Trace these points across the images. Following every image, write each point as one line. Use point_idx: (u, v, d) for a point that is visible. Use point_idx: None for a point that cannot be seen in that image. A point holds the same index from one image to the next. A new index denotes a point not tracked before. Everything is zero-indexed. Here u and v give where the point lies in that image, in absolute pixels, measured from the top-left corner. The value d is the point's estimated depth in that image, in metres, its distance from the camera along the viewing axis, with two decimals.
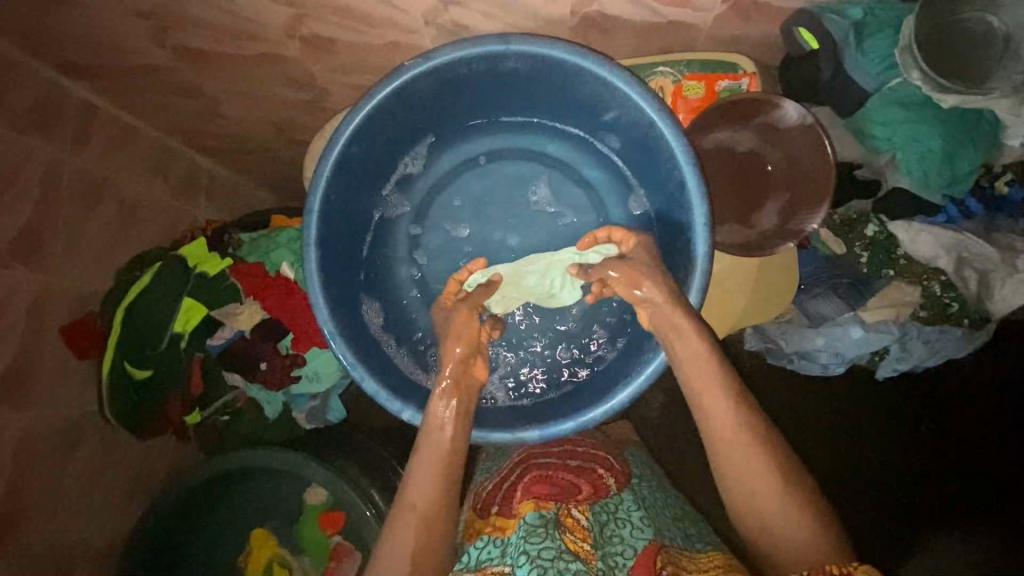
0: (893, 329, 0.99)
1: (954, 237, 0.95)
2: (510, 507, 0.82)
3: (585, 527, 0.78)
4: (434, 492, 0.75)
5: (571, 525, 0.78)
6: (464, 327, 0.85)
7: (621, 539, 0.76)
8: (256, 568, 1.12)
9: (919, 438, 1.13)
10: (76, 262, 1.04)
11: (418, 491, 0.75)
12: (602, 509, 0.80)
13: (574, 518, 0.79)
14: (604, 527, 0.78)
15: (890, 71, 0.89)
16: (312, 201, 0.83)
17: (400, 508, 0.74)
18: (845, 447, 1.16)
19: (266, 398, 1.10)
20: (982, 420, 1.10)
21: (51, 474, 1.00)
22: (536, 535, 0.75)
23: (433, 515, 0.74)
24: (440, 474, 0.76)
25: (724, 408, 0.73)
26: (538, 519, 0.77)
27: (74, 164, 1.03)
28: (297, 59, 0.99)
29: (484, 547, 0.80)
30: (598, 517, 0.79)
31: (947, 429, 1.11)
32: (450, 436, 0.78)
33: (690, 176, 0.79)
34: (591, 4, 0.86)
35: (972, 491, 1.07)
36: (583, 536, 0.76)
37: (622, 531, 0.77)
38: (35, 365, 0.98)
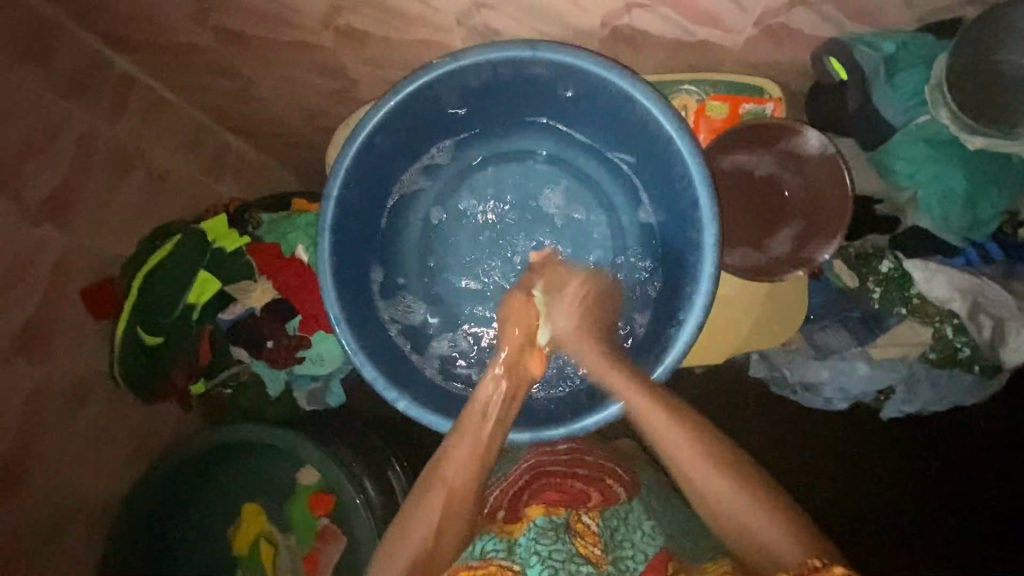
0: (901, 368, 0.99)
1: (970, 281, 0.93)
2: (519, 509, 0.85)
3: (594, 532, 0.82)
4: (466, 474, 0.76)
5: (581, 531, 0.82)
6: (526, 313, 0.88)
7: (632, 544, 0.81)
8: (245, 538, 1.16)
9: (928, 472, 1.16)
10: (102, 227, 1.08)
11: (450, 467, 0.77)
12: (612, 515, 0.85)
13: (584, 524, 0.83)
14: (615, 532, 0.83)
15: (917, 109, 0.88)
16: (330, 186, 0.85)
17: (433, 481, 0.77)
18: (848, 475, 1.18)
19: (270, 375, 1.12)
20: (988, 461, 1.14)
21: (59, 428, 1.03)
22: (546, 536, 0.80)
23: (464, 494, 0.76)
24: (476, 455, 0.77)
25: (679, 432, 0.76)
26: (547, 522, 0.81)
27: (108, 132, 1.07)
28: (331, 48, 1.02)
29: (487, 541, 0.82)
30: (608, 523, 0.84)
31: (954, 465, 1.15)
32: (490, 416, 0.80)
33: (704, 197, 0.79)
34: (622, 18, 0.87)
35: (971, 526, 1.15)
36: (593, 540, 0.81)
37: (632, 536, 0.83)
38: (54, 320, 1.01)
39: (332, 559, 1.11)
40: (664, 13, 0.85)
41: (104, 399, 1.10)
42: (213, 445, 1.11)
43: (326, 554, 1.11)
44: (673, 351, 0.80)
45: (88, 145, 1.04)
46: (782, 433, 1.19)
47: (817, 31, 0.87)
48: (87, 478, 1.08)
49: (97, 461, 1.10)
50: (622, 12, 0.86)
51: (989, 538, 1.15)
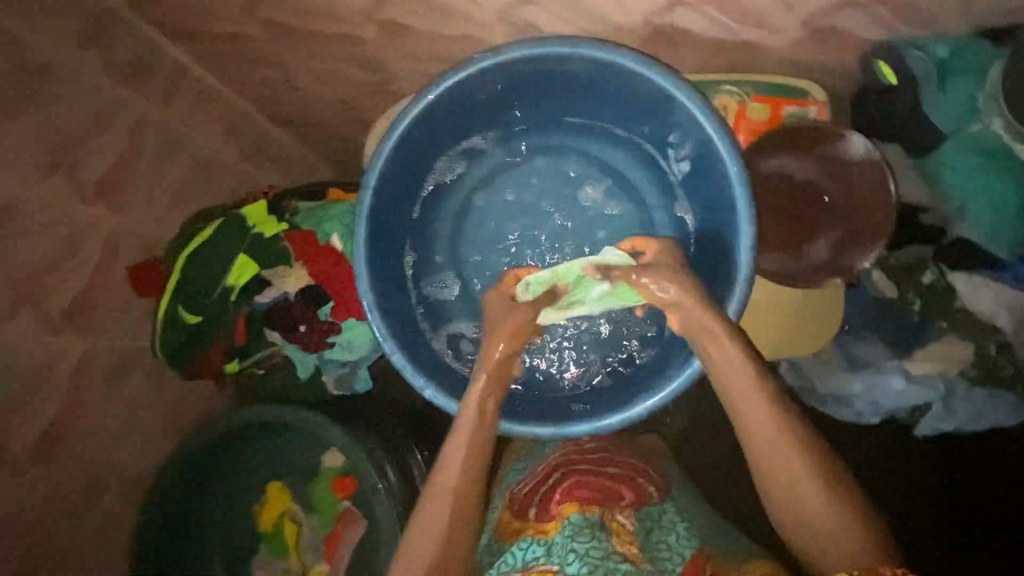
0: (938, 384, 0.95)
1: (1017, 297, 0.89)
2: (552, 510, 0.85)
3: (630, 531, 0.82)
4: (462, 480, 0.79)
5: (616, 529, 0.82)
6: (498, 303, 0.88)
7: (669, 547, 0.82)
8: (270, 517, 1.20)
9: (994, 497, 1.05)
10: (149, 208, 1.12)
11: (446, 475, 0.78)
12: (647, 516, 0.85)
13: (619, 523, 0.83)
14: (650, 533, 0.83)
15: (969, 116, 0.85)
16: (369, 175, 0.86)
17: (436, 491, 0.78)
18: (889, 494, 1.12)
19: (301, 359, 1.16)
20: None
21: (102, 398, 1.08)
22: (582, 534, 0.80)
23: (463, 496, 0.78)
24: (467, 459, 0.79)
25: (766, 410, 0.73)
26: (583, 520, 0.81)
27: (158, 117, 1.12)
28: (372, 41, 1.04)
29: (527, 547, 0.83)
30: (642, 522, 0.84)
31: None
32: (478, 416, 0.80)
33: (742, 199, 0.77)
34: (663, 16, 0.87)
35: None
36: (629, 539, 0.81)
37: (668, 537, 0.83)
38: (102, 295, 1.06)
39: (353, 541, 1.15)
40: (707, 12, 0.84)
41: (143, 373, 1.15)
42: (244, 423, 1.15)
43: (347, 535, 1.15)
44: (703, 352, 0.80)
45: (139, 130, 1.09)
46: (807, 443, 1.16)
47: (866, 33, 0.85)
48: (126, 447, 1.13)
49: (135, 431, 1.15)
50: (665, 11, 0.86)
51: None
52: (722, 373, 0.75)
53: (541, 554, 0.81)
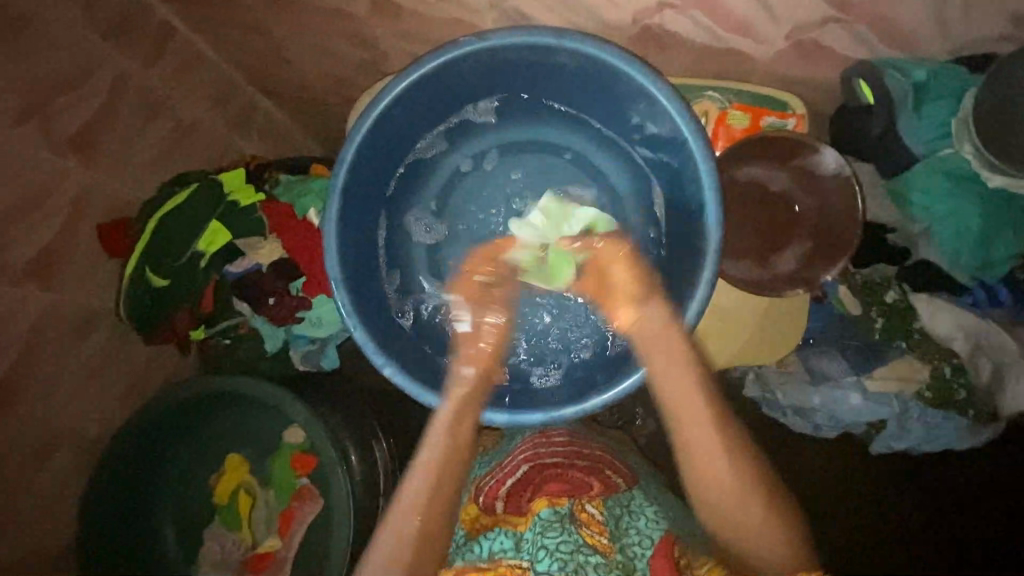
0: (893, 403, 0.97)
1: (975, 322, 0.91)
2: (522, 505, 0.87)
3: (600, 522, 0.84)
4: (431, 512, 0.77)
5: (586, 520, 0.84)
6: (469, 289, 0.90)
7: (638, 530, 0.84)
8: (225, 488, 1.20)
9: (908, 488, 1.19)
10: (125, 167, 1.11)
11: (410, 501, 0.77)
12: (615, 503, 0.87)
13: (589, 514, 0.85)
14: (619, 520, 0.85)
15: (942, 141, 0.86)
16: (345, 150, 0.86)
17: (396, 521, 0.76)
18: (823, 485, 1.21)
19: (269, 332, 1.15)
20: (964, 478, 1.18)
21: (62, 355, 1.06)
22: (552, 529, 0.82)
23: (433, 522, 0.77)
24: (438, 492, 0.78)
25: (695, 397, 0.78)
26: (553, 514, 0.84)
27: (141, 75, 1.11)
28: (363, 18, 1.04)
29: (497, 538, 0.85)
30: (613, 511, 0.86)
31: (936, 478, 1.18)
32: (445, 448, 0.79)
33: (712, 203, 0.78)
34: (652, 16, 0.87)
35: (947, 538, 1.19)
36: (599, 530, 0.83)
37: (637, 523, 0.84)
38: (68, 251, 1.05)
39: (307, 518, 1.16)
40: (694, 16, 0.85)
41: (106, 334, 1.13)
42: (211, 391, 1.14)
43: (301, 514, 1.16)
44: (662, 352, 0.80)
45: (120, 87, 1.08)
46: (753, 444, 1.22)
47: (848, 49, 0.86)
48: (83, 408, 1.12)
49: (93, 393, 1.13)
50: (654, 10, 0.86)
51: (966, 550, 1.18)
52: (663, 379, 0.80)
53: (513, 551, 0.83)
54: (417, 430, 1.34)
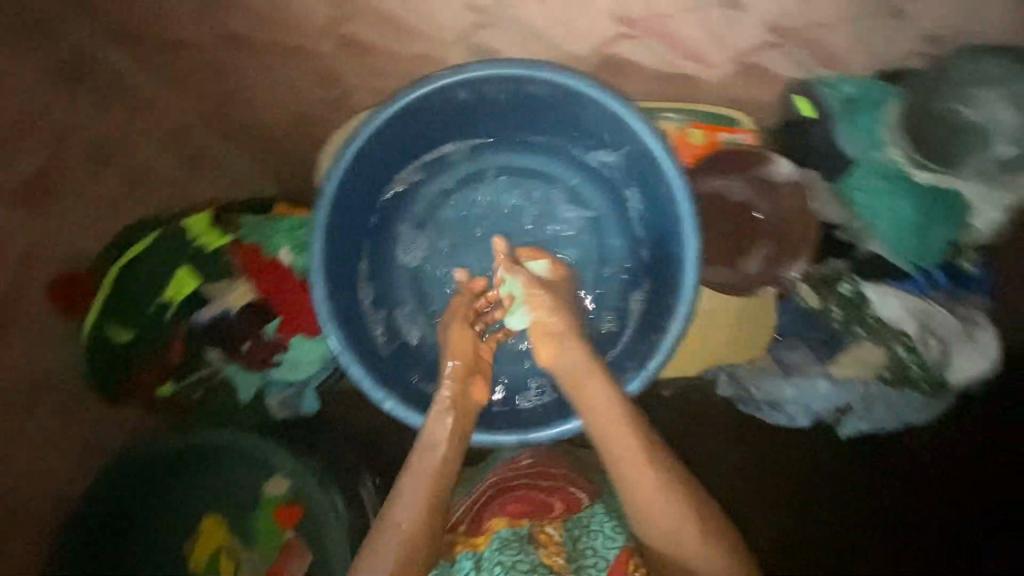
0: (857, 386, 1.06)
1: (920, 303, 1.00)
2: (483, 525, 0.88)
3: (558, 542, 0.86)
4: (422, 517, 0.74)
5: (544, 540, 0.85)
6: (463, 337, 0.88)
7: (595, 551, 0.84)
8: (201, 554, 1.10)
9: (884, 473, 1.24)
10: (78, 218, 1.05)
11: (406, 512, 0.74)
12: (575, 525, 0.88)
13: (547, 535, 0.86)
14: (577, 540, 0.86)
15: (874, 145, 0.95)
16: (325, 185, 0.86)
17: (385, 533, 0.73)
18: (804, 481, 1.24)
19: (242, 380, 1.10)
20: (938, 459, 1.22)
21: (11, 425, 0.97)
22: (510, 547, 0.83)
23: (424, 532, 0.74)
24: (430, 498, 0.75)
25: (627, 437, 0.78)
26: (511, 534, 0.85)
27: (91, 121, 1.06)
28: (332, 57, 1.07)
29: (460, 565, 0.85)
30: (571, 532, 0.87)
31: (908, 460, 1.24)
32: (443, 458, 0.78)
33: (687, 213, 0.83)
34: (609, 45, 0.97)
35: (925, 517, 1.23)
36: (556, 550, 0.84)
37: (595, 543, 0.85)
38: (21, 308, 0.98)
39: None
40: (647, 43, 0.97)
41: (59, 401, 1.04)
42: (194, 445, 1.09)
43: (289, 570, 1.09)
44: (658, 357, 0.83)
45: (69, 135, 1.04)
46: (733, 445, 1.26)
47: (783, 68, 0.98)
48: (35, 482, 1.02)
49: (46, 465, 1.03)
50: (613, 40, 0.97)
51: (944, 528, 1.23)
52: (596, 420, 0.80)
53: (472, 571, 0.84)
54: None
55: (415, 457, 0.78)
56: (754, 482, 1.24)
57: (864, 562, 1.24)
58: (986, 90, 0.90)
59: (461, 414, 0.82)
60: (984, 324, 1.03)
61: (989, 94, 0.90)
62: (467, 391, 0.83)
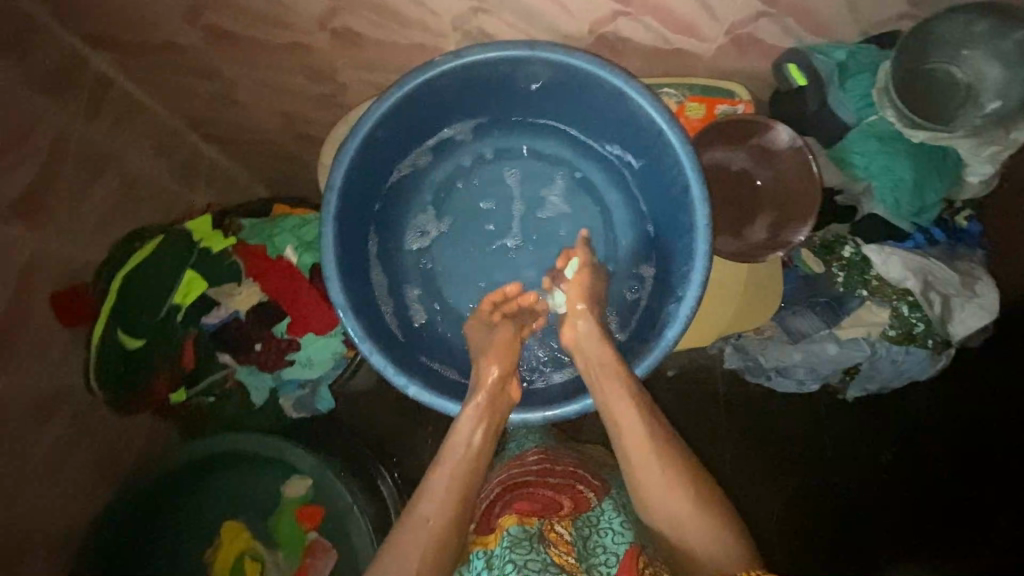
0: (864, 346, 1.08)
1: (920, 261, 1.04)
2: (492, 521, 0.83)
3: (568, 541, 0.80)
4: (456, 498, 0.74)
5: (555, 539, 0.80)
6: (506, 346, 0.88)
7: (605, 548, 0.81)
8: (224, 563, 1.08)
9: (885, 430, 1.28)
10: (74, 229, 1.04)
11: (430, 499, 0.73)
12: (583, 523, 0.84)
13: (557, 533, 0.81)
14: (587, 539, 0.82)
15: (867, 109, 0.99)
16: (333, 176, 0.85)
17: (418, 514, 0.73)
18: (805, 442, 1.29)
19: (256, 381, 1.09)
20: (934, 412, 1.28)
21: (22, 447, 0.94)
22: (521, 546, 0.77)
23: (456, 516, 0.73)
24: (459, 483, 0.75)
25: (637, 424, 0.78)
26: (521, 532, 0.78)
27: (82, 131, 1.03)
28: (324, 51, 1.03)
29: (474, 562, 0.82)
30: (581, 531, 0.83)
31: (907, 416, 1.28)
32: (474, 439, 0.78)
33: (695, 182, 0.84)
34: (607, 25, 0.94)
35: (928, 474, 1.28)
36: (566, 549, 0.79)
37: (605, 540, 0.82)
38: (21, 327, 0.95)
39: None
40: (646, 22, 0.93)
41: (68, 416, 1.03)
42: (229, 450, 1.10)
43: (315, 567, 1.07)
44: (676, 325, 0.84)
45: (59, 145, 0.99)
46: (736, 414, 1.30)
47: (778, 40, 0.97)
48: (50, 502, 1.00)
49: (59, 482, 1.02)
50: (609, 19, 0.93)
51: (946, 483, 1.27)
52: (609, 407, 0.81)
53: (484, 570, 0.80)
54: (412, 465, 1.29)
55: (444, 445, 0.78)
56: (754, 450, 1.29)
57: (873, 521, 1.28)
58: (970, 49, 0.96)
59: (491, 389, 0.83)
60: (984, 277, 1.08)
61: (973, 53, 0.96)
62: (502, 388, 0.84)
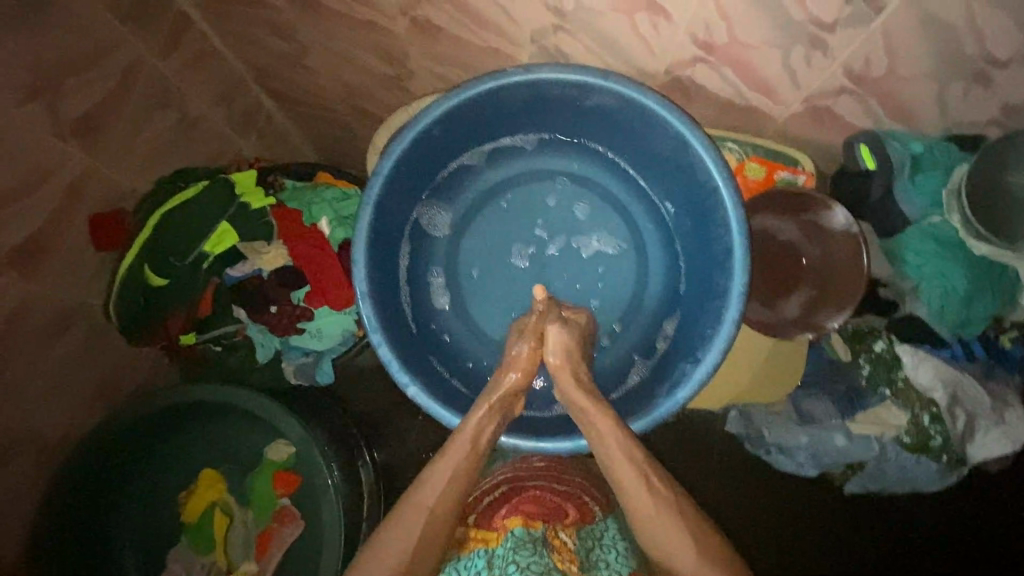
0: (874, 446, 1.04)
1: (953, 374, 1.00)
2: (496, 520, 0.87)
3: (571, 549, 0.84)
4: (444, 506, 0.75)
5: (558, 546, 0.84)
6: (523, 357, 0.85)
7: (606, 564, 0.83)
8: (197, 505, 1.12)
9: (881, 532, 1.23)
10: (126, 158, 1.06)
11: (421, 500, 0.74)
12: (587, 535, 0.88)
13: (561, 541, 0.85)
14: (590, 551, 0.85)
15: (933, 208, 0.96)
16: (381, 164, 0.86)
17: (402, 524, 0.73)
18: (795, 525, 1.24)
19: (262, 340, 1.10)
20: (937, 526, 1.21)
21: (34, 354, 0.98)
22: (525, 549, 0.80)
23: (446, 520, 0.74)
24: (453, 486, 0.76)
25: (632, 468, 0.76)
26: (526, 535, 0.83)
27: (151, 66, 1.06)
28: (399, 36, 1.03)
29: (472, 560, 0.82)
30: (584, 542, 0.86)
31: (909, 525, 1.22)
32: (470, 450, 0.78)
33: (739, 246, 0.82)
34: (685, 69, 0.92)
35: None
36: (569, 557, 0.82)
37: (608, 556, 0.85)
38: (56, 243, 0.97)
39: (286, 542, 1.08)
40: (724, 74, 0.91)
41: (80, 335, 1.05)
42: (212, 401, 1.10)
43: (280, 534, 1.08)
44: (687, 387, 0.82)
45: (128, 75, 1.02)
46: (730, 478, 1.26)
47: (856, 119, 0.94)
48: (47, 412, 1.03)
49: (59, 396, 1.04)
50: (688, 64, 0.91)
51: None
52: (599, 447, 0.79)
53: (483, 567, 0.81)
54: (399, 451, 1.29)
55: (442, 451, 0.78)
56: (738, 522, 1.25)
57: None
58: None
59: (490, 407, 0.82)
60: (1016, 407, 1.03)
61: None
62: (510, 405, 0.84)
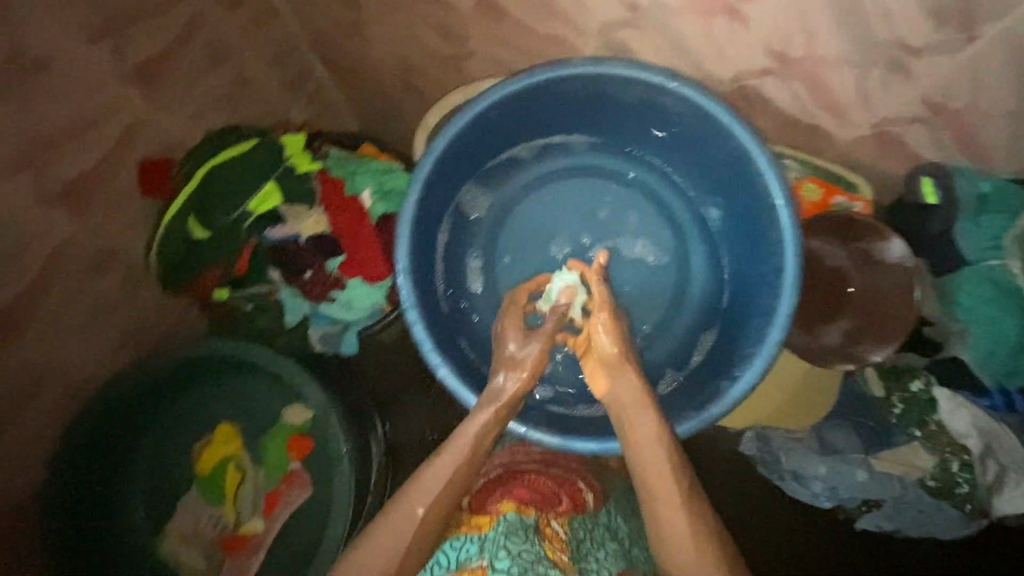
0: (893, 486, 1.02)
1: (990, 424, 0.97)
2: (488, 505, 0.84)
3: (562, 539, 0.82)
4: (449, 487, 0.72)
5: (550, 535, 0.81)
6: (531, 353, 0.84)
7: (596, 559, 0.81)
8: (211, 458, 1.12)
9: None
10: (179, 109, 1.06)
11: (426, 481, 0.72)
12: (579, 525, 0.86)
13: (552, 530, 0.82)
14: (580, 543, 0.83)
15: (993, 251, 0.91)
16: (436, 143, 0.85)
17: (405, 502, 0.70)
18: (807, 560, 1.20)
19: (293, 304, 1.11)
20: None
21: (71, 290, 0.99)
22: (517, 535, 0.78)
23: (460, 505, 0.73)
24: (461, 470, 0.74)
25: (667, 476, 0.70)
26: (518, 520, 0.80)
27: (213, 18, 1.06)
28: (463, 14, 1.02)
29: (461, 546, 0.79)
30: (575, 533, 0.84)
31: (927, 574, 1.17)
32: (481, 432, 0.77)
33: (792, 267, 0.80)
34: (753, 79, 0.90)
35: None
36: (561, 547, 0.80)
37: (597, 552, 0.82)
38: (104, 184, 0.98)
39: (295, 503, 1.10)
40: (793, 87, 0.88)
41: (114, 281, 1.05)
42: (238, 359, 1.10)
43: (288, 497, 1.10)
44: (722, 404, 0.81)
45: (190, 25, 1.02)
46: (747, 507, 1.21)
47: (924, 149, 0.90)
48: (76, 351, 1.04)
49: (89, 337, 1.05)
50: (758, 74, 0.88)
51: None
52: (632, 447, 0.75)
53: (473, 554, 0.77)
54: (411, 432, 1.27)
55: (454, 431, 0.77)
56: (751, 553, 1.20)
57: None
58: None
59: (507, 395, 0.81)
60: None
61: None
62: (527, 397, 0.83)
